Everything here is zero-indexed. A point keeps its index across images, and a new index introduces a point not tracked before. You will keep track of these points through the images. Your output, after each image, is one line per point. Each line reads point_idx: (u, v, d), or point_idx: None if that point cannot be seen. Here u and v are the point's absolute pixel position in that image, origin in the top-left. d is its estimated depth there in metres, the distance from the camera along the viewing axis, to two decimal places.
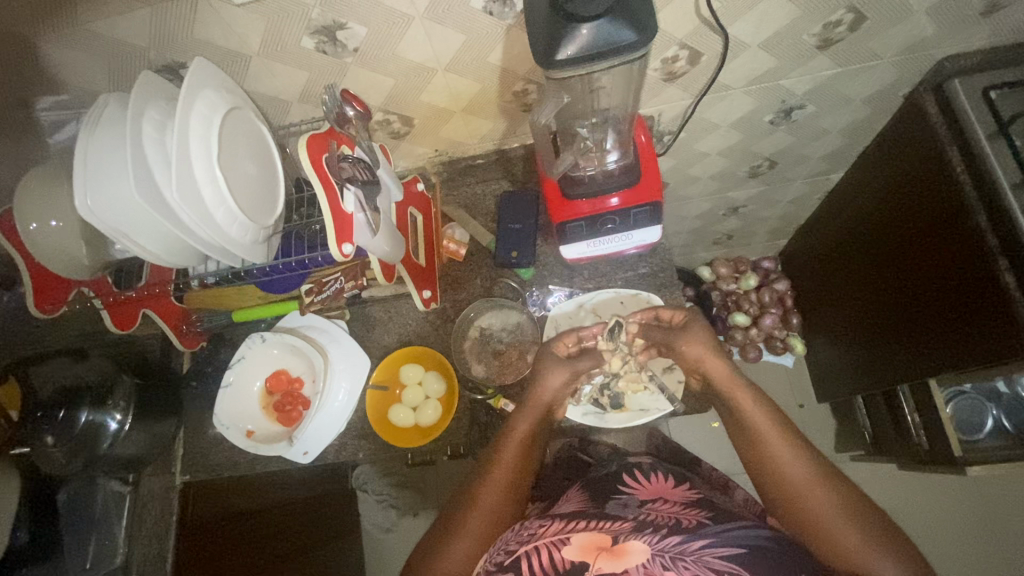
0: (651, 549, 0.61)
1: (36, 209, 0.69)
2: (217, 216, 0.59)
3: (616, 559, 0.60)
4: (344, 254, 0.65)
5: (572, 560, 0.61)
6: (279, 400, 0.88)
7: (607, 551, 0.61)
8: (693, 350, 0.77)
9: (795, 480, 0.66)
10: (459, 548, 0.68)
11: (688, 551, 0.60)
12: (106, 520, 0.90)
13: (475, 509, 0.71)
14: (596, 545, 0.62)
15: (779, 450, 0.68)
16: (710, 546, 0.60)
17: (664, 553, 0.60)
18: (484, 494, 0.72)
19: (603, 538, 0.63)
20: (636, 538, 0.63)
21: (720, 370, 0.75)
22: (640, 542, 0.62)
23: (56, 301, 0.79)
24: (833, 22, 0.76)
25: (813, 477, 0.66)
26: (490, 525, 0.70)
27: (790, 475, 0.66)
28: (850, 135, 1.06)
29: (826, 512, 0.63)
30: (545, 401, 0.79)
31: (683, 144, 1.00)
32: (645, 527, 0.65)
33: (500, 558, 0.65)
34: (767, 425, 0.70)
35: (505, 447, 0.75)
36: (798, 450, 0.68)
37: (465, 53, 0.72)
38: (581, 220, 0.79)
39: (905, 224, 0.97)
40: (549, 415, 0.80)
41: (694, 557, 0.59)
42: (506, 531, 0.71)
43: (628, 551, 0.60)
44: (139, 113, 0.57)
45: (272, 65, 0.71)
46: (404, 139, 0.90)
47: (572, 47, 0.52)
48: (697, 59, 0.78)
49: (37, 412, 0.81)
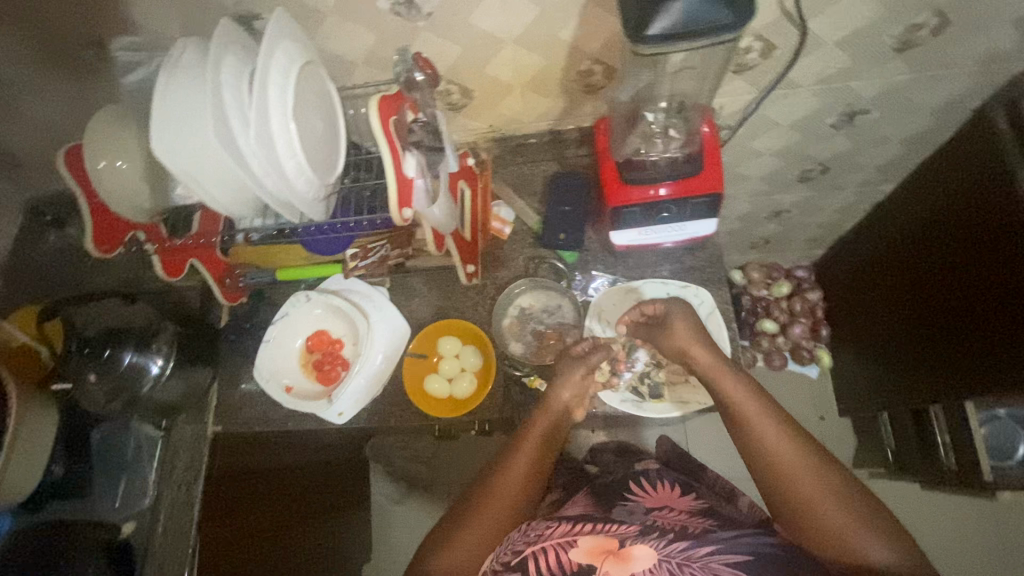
0: (656, 554, 0.62)
1: (103, 149, 0.70)
2: (287, 168, 0.59)
3: (622, 563, 0.62)
4: (402, 219, 0.67)
5: (579, 563, 0.63)
6: (318, 359, 0.89)
7: (614, 555, 0.63)
8: (675, 343, 0.77)
9: (787, 470, 0.63)
10: (471, 543, 0.66)
11: (695, 557, 0.61)
12: (137, 461, 0.96)
13: (488, 507, 0.69)
14: (603, 548, 0.64)
15: (768, 437, 0.66)
16: (716, 553, 0.61)
17: (670, 559, 0.61)
18: (495, 497, 0.70)
19: (610, 540, 0.65)
20: (641, 542, 0.64)
21: (705, 356, 0.75)
22: (646, 547, 0.63)
23: (112, 242, 0.81)
24: (915, 25, 0.74)
25: (806, 464, 0.63)
26: (501, 522, 0.68)
27: (780, 463, 0.64)
28: (909, 145, 1.04)
29: (822, 504, 0.60)
30: (560, 405, 0.78)
31: (738, 140, 0.98)
32: (651, 531, 0.67)
33: (506, 557, 0.65)
34: (753, 406, 0.69)
35: (522, 446, 0.74)
36: (787, 435, 0.66)
37: (538, 27, 0.71)
38: (635, 207, 0.77)
39: (956, 241, 0.95)
40: (566, 415, 0.79)
41: (701, 563, 0.60)
42: (514, 531, 0.69)
43: (632, 556, 0.62)
44: (219, 59, 0.57)
45: (343, 24, 0.71)
46: (460, 111, 0.89)
47: (664, 22, 0.50)
48: (769, 52, 0.77)
49: (82, 350, 0.82)
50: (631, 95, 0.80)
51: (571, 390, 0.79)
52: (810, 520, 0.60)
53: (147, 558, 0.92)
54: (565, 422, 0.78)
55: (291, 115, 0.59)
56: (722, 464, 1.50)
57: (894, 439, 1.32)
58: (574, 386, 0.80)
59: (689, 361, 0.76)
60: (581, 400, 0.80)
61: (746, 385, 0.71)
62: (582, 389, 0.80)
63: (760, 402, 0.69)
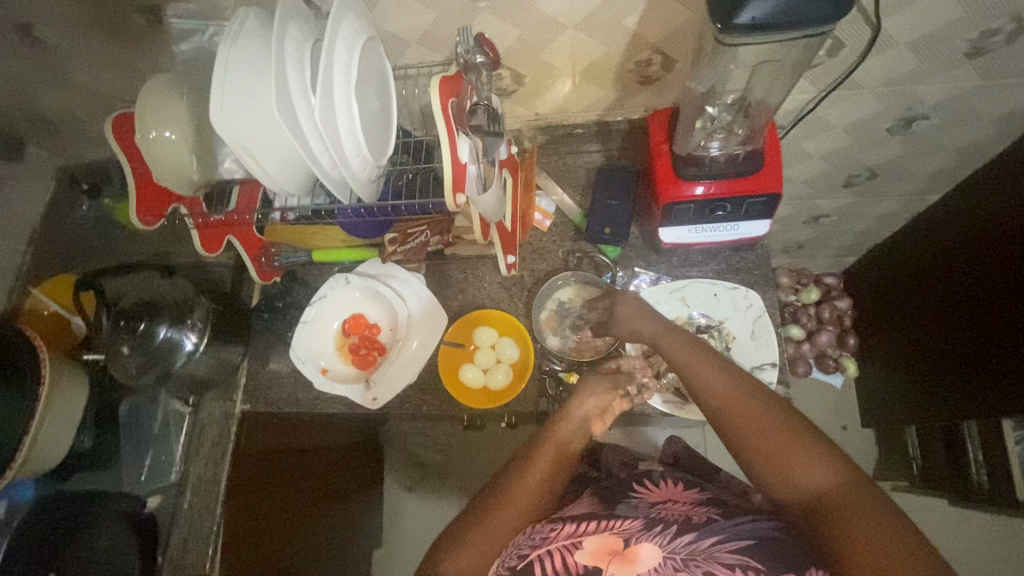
0: (662, 552, 0.61)
1: (154, 119, 0.68)
2: (346, 145, 0.58)
3: (628, 564, 0.60)
4: (455, 204, 0.66)
5: (585, 565, 0.61)
6: (356, 342, 0.88)
7: (619, 556, 0.61)
8: (622, 322, 0.79)
9: (740, 416, 0.62)
10: (479, 544, 0.62)
11: (700, 549, 0.59)
12: (164, 436, 0.96)
13: (498, 514, 0.64)
14: (609, 547, 0.62)
15: (717, 387, 0.65)
16: (720, 542, 0.59)
17: (675, 555, 0.60)
18: (511, 500, 0.65)
19: (615, 538, 0.63)
20: (646, 539, 0.62)
21: (648, 321, 0.75)
22: (651, 544, 0.62)
23: (155, 214, 0.81)
24: (992, 29, 0.71)
25: (755, 404, 0.63)
26: (513, 524, 0.64)
27: (732, 408, 0.63)
28: (963, 154, 1.01)
29: (775, 444, 0.59)
30: (579, 414, 0.75)
31: (789, 141, 0.96)
32: (654, 525, 0.64)
33: (512, 562, 0.63)
34: (698, 362, 0.68)
35: (540, 455, 0.69)
36: (733, 378, 0.66)
37: (602, 12, 0.69)
38: (690, 204, 0.75)
39: (1000, 253, 0.93)
40: (588, 427, 0.75)
41: (705, 555, 0.59)
42: (519, 535, 0.68)
43: (638, 556, 0.61)
44: (283, 30, 0.55)
45: (403, 0, 0.69)
46: (509, 97, 0.87)
47: (754, 11, 0.48)
48: (837, 50, 0.74)
49: (118, 323, 0.82)
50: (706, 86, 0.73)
51: (596, 399, 0.77)
52: (766, 460, 0.59)
53: (171, 534, 0.92)
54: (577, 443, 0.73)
55: (354, 91, 0.57)
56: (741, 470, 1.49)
57: (919, 453, 1.30)
58: (597, 398, 0.77)
59: (637, 334, 0.77)
60: (602, 417, 0.77)
61: (687, 341, 0.71)
62: (607, 403, 0.77)
63: (698, 351, 0.69)
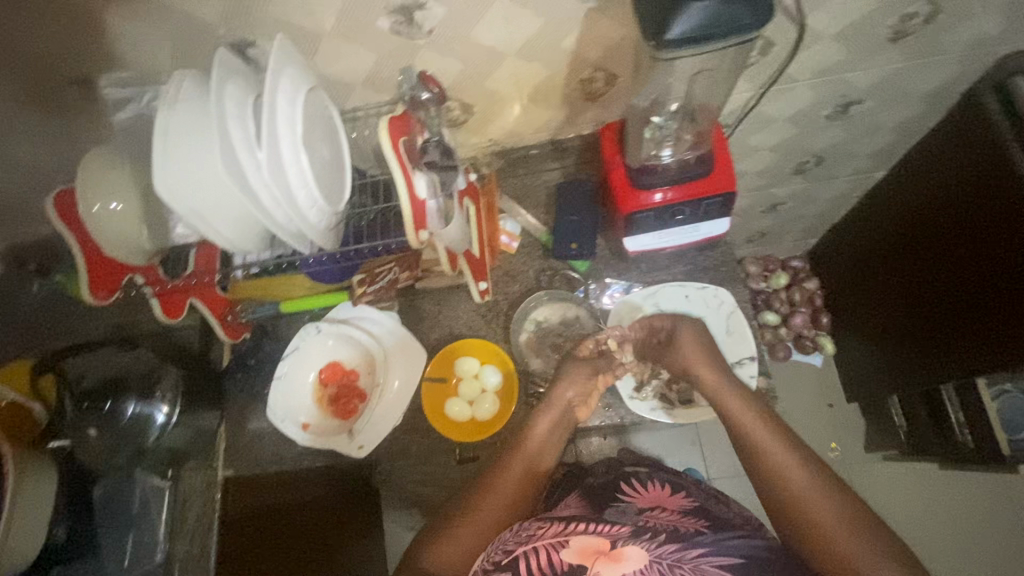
0: (648, 555, 0.61)
1: (97, 191, 0.66)
2: (300, 198, 0.57)
3: (614, 563, 0.61)
4: (418, 240, 0.65)
5: (572, 563, 0.61)
6: (334, 392, 0.86)
7: (605, 555, 0.61)
8: (679, 359, 0.80)
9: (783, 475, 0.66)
10: (463, 537, 0.68)
11: (687, 558, 0.61)
12: (145, 514, 0.89)
13: (482, 516, 0.69)
14: (594, 548, 0.62)
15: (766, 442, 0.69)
16: (708, 555, 0.61)
17: (661, 560, 0.61)
18: (490, 497, 0.71)
19: (601, 541, 0.63)
20: (633, 543, 0.63)
21: (704, 370, 0.78)
22: (638, 548, 0.62)
23: (109, 288, 0.76)
24: (909, 14, 0.75)
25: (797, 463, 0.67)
26: (496, 521, 0.69)
27: (795, 489, 0.65)
28: (901, 132, 1.05)
29: (834, 526, 0.61)
30: (565, 402, 0.79)
31: (737, 137, 0.99)
32: (643, 533, 0.65)
33: (497, 556, 0.64)
34: (760, 431, 0.70)
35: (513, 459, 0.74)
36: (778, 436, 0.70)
37: (540, 37, 0.70)
38: (650, 211, 0.76)
39: (958, 222, 0.97)
40: (569, 414, 0.79)
41: (692, 565, 0.60)
42: (505, 532, 0.68)
43: (623, 557, 0.61)
44: (222, 90, 0.54)
45: (341, 45, 0.69)
46: (461, 126, 0.88)
47: (684, 25, 0.50)
48: (769, 49, 0.77)
49: (82, 403, 0.79)
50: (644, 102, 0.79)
51: (575, 386, 0.80)
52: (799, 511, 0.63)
53: None
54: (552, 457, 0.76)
55: (301, 142, 0.56)
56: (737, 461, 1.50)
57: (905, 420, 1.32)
58: (579, 386, 0.80)
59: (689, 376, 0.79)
60: (586, 402, 0.80)
61: (741, 396, 0.74)
62: (588, 387, 0.80)
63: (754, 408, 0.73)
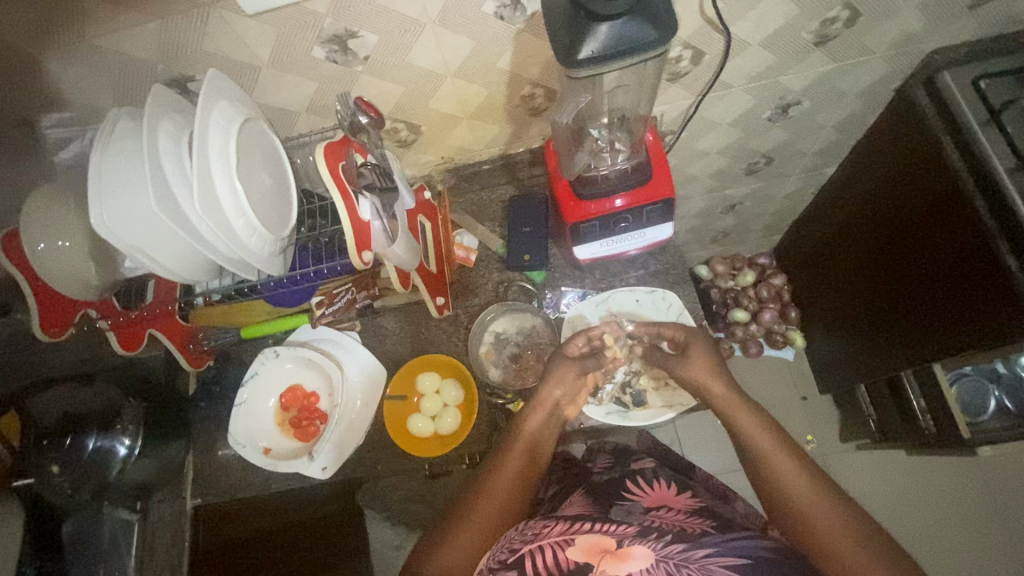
0: (654, 555, 0.58)
1: (43, 230, 0.68)
2: (237, 228, 0.58)
3: (619, 561, 0.58)
4: (362, 261, 0.66)
5: (576, 561, 0.60)
6: (295, 416, 0.87)
7: (610, 554, 0.59)
8: (692, 375, 0.77)
9: (807, 514, 0.60)
10: (459, 542, 0.64)
11: (693, 558, 0.57)
12: (114, 550, 0.88)
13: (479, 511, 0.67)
14: (600, 546, 0.60)
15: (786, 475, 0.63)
16: (714, 555, 0.57)
17: (668, 559, 0.57)
18: (488, 498, 0.68)
19: (607, 539, 0.61)
20: (639, 543, 0.60)
21: (722, 390, 0.74)
22: (644, 547, 0.60)
23: (62, 324, 0.76)
24: (830, 19, 0.78)
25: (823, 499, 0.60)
26: (495, 522, 0.67)
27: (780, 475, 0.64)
28: (843, 129, 1.09)
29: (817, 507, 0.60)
30: (552, 401, 0.78)
31: (684, 143, 1.02)
32: (649, 533, 0.63)
33: (502, 555, 0.62)
34: (755, 426, 0.69)
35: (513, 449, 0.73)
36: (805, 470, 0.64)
37: (474, 59, 0.73)
38: (593, 220, 0.79)
39: (901, 212, 0.99)
40: (560, 413, 0.79)
41: (698, 564, 0.57)
42: (511, 531, 0.67)
43: (629, 556, 0.59)
44: (154, 127, 0.56)
45: (280, 76, 0.71)
46: (411, 147, 0.90)
47: (593, 45, 0.52)
48: (700, 58, 0.80)
49: (41, 441, 0.78)
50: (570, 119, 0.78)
51: (564, 386, 0.79)
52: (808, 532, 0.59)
53: None
54: (549, 439, 0.76)
55: (235, 173, 0.58)
56: (714, 458, 1.51)
57: (873, 409, 1.35)
58: (568, 385, 0.80)
59: (707, 395, 0.75)
60: (573, 399, 0.81)
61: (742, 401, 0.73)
62: (574, 387, 0.80)
63: (779, 438, 0.67)
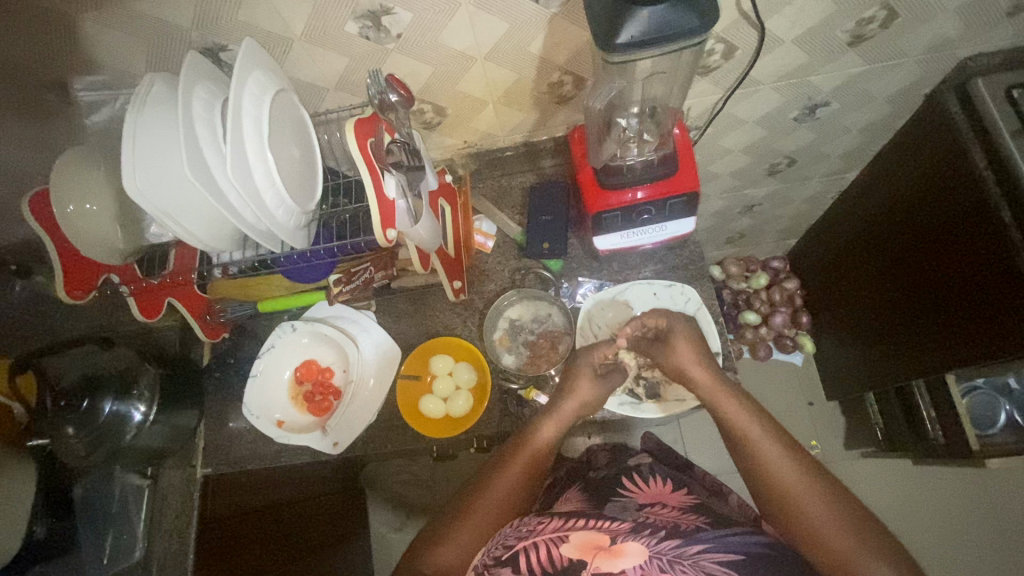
0: (648, 551, 0.59)
1: (72, 193, 0.69)
2: (266, 197, 0.58)
3: (613, 557, 0.59)
4: (388, 240, 0.66)
5: (571, 557, 0.61)
6: (310, 389, 0.89)
7: (605, 550, 0.60)
8: (673, 361, 0.77)
9: (781, 489, 0.63)
10: (462, 538, 0.66)
11: (686, 554, 0.58)
12: (124, 513, 0.90)
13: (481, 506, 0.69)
14: (594, 543, 0.61)
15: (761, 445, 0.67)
16: (707, 551, 0.58)
17: (661, 556, 0.59)
18: (485, 496, 0.69)
19: (601, 536, 0.62)
20: (633, 539, 0.61)
21: (705, 380, 0.74)
22: (638, 543, 0.61)
23: (86, 287, 0.77)
24: (866, 19, 0.77)
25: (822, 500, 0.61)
26: (491, 522, 0.68)
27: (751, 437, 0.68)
28: (869, 133, 1.08)
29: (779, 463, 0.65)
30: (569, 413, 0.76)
31: (708, 139, 1.01)
32: (643, 528, 0.64)
33: (497, 552, 0.64)
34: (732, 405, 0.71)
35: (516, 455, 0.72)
36: (795, 461, 0.65)
37: (506, 42, 0.72)
38: (616, 210, 0.79)
39: (924, 218, 0.98)
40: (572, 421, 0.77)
41: (692, 560, 0.58)
42: (507, 526, 0.68)
43: (623, 552, 0.60)
44: (189, 92, 0.56)
45: (312, 50, 0.71)
46: (435, 129, 0.90)
47: (632, 29, 0.52)
48: (731, 53, 0.79)
49: (58, 402, 0.78)
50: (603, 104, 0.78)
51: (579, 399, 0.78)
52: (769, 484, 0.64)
53: None
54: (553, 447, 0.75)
55: (267, 143, 0.58)
56: (718, 458, 1.51)
57: (881, 418, 1.34)
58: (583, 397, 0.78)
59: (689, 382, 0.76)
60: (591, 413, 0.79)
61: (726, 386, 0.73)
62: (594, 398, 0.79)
63: (764, 423, 0.69)
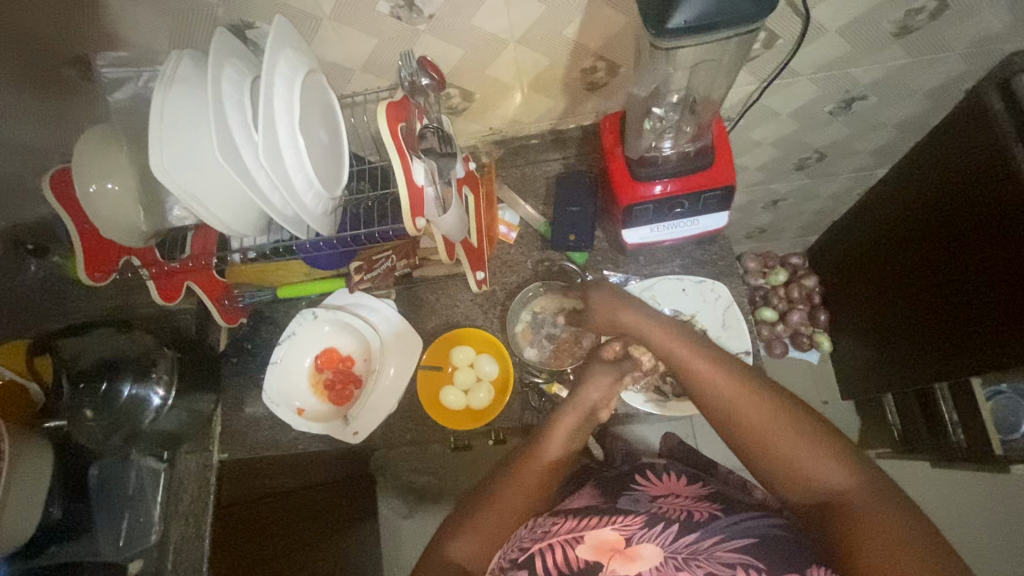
0: (664, 551, 0.58)
1: (94, 172, 0.68)
2: (295, 180, 0.57)
3: (629, 561, 0.58)
4: (416, 227, 0.64)
5: (586, 559, 0.60)
6: (330, 377, 0.88)
7: (621, 552, 0.59)
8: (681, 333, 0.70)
9: (801, 473, 0.58)
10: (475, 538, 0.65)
11: (701, 549, 0.57)
12: (139, 497, 0.90)
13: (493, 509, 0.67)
14: (609, 545, 0.60)
15: (767, 425, 0.61)
16: (721, 542, 0.58)
17: (677, 555, 0.58)
18: (499, 500, 0.68)
19: (616, 536, 0.61)
20: (648, 538, 0.60)
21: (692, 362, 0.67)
22: (652, 543, 0.59)
23: (106, 269, 0.76)
24: (915, 9, 0.74)
25: (857, 488, 0.55)
26: (507, 524, 0.66)
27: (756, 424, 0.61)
28: (903, 129, 1.05)
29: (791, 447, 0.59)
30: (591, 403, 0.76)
31: (739, 132, 0.98)
32: (657, 521, 0.62)
33: (513, 554, 0.63)
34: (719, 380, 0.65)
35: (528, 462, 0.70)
36: (807, 435, 0.59)
37: (540, 25, 0.70)
38: (649, 202, 0.77)
39: (956, 217, 0.95)
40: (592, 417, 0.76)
41: (707, 555, 0.57)
42: (523, 528, 0.67)
43: (639, 555, 0.59)
44: (218, 70, 0.54)
45: (340, 29, 0.68)
46: (461, 115, 0.87)
47: (686, 14, 0.50)
48: (773, 42, 0.77)
49: (78, 382, 0.77)
50: (648, 90, 0.76)
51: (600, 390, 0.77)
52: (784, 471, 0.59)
53: None
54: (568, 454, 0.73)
55: (297, 124, 0.56)
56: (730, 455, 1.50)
57: (899, 418, 1.33)
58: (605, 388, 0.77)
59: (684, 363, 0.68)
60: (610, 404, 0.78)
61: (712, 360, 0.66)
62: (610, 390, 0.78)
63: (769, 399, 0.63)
